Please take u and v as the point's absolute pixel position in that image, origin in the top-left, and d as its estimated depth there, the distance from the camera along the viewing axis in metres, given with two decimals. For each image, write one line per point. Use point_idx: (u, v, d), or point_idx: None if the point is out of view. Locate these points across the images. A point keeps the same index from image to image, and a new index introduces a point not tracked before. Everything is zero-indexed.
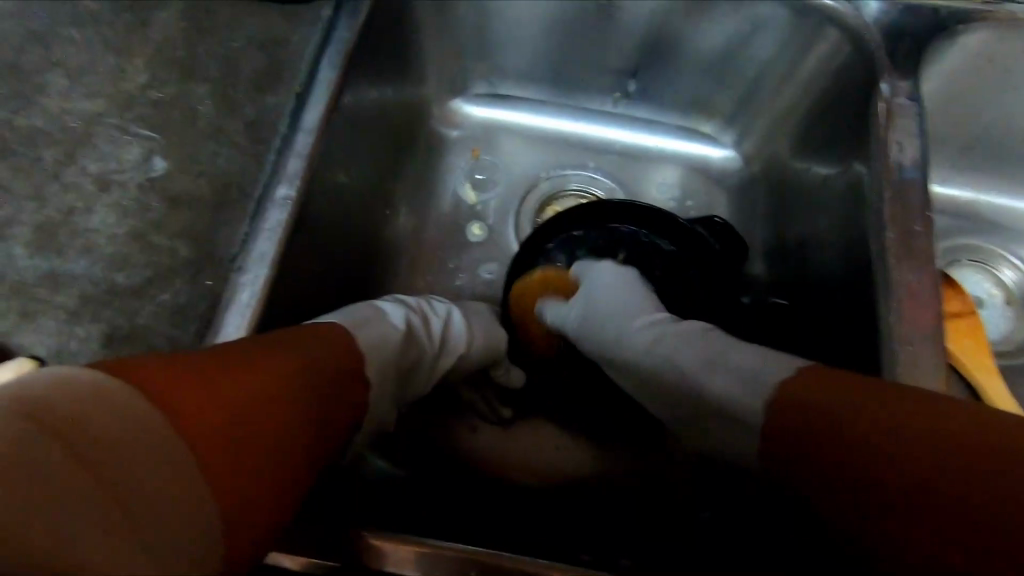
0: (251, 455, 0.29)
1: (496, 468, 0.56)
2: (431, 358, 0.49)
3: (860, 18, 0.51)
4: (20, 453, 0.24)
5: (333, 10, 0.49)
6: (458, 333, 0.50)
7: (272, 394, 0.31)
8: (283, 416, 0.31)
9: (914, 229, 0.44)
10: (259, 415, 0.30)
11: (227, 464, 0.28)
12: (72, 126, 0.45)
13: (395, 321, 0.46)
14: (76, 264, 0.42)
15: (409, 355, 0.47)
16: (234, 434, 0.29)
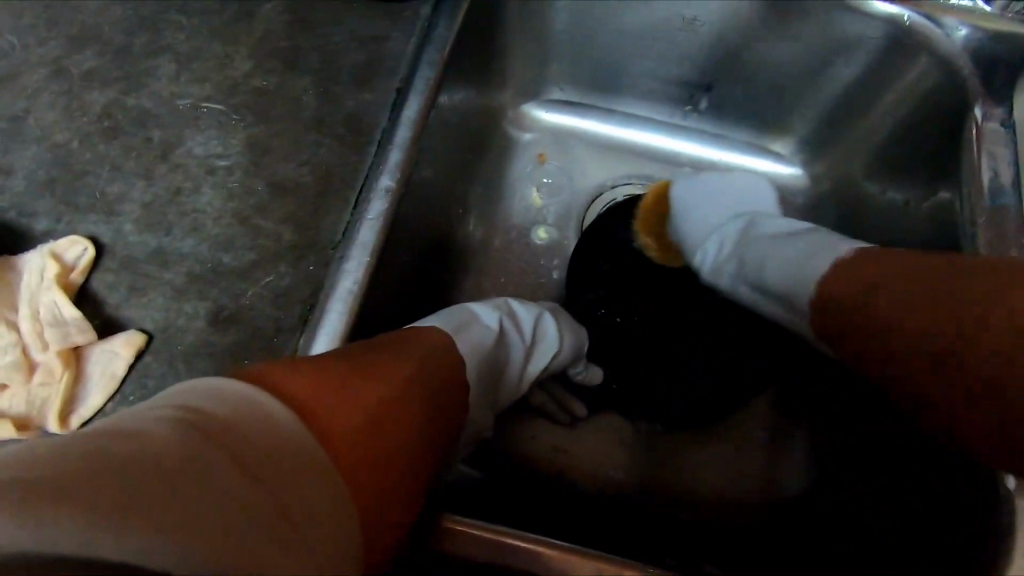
0: (378, 464, 0.30)
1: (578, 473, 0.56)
2: (523, 359, 0.50)
3: (951, 43, 0.51)
4: (177, 451, 0.22)
5: (432, 11, 0.50)
6: (548, 336, 0.50)
7: (389, 407, 0.32)
8: (396, 416, 0.32)
9: (1010, 254, 0.44)
10: (375, 415, 0.31)
11: (362, 470, 0.29)
12: (181, 109, 0.46)
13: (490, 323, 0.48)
14: (181, 241, 0.42)
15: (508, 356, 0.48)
16: (362, 444, 0.30)
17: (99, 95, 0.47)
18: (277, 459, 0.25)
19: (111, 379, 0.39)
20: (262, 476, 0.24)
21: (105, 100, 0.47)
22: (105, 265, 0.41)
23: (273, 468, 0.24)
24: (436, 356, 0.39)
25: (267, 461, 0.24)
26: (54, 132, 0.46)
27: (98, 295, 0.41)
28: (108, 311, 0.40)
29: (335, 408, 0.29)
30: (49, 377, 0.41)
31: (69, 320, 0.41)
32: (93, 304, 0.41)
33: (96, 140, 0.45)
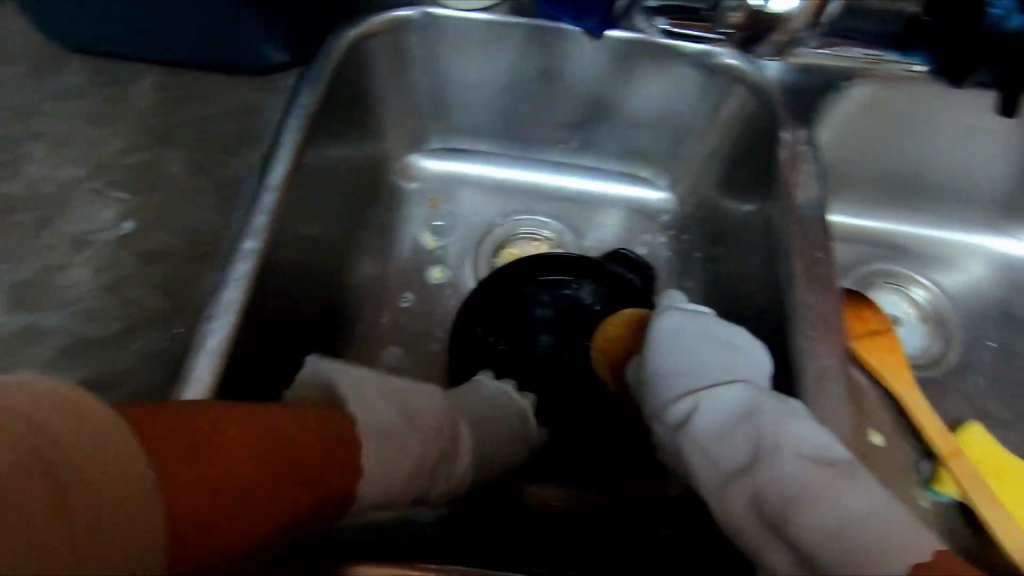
0: (227, 491, 0.32)
1: None
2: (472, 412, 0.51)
3: (762, 77, 0.59)
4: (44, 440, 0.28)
5: (297, 81, 0.55)
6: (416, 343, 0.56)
7: (283, 470, 0.34)
8: (281, 481, 0.34)
9: (817, 255, 0.50)
10: (258, 473, 0.33)
11: (204, 515, 0.31)
12: (52, 191, 0.49)
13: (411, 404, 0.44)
14: (51, 317, 0.44)
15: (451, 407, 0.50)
16: (219, 488, 0.32)
17: None
18: (116, 479, 0.29)
19: None
20: (89, 485, 0.28)
21: None
22: None
23: (107, 480, 0.28)
24: (332, 421, 0.38)
25: (107, 474, 0.28)
26: None
27: None
28: None
29: (222, 458, 0.33)
30: None
31: None
32: None
33: None
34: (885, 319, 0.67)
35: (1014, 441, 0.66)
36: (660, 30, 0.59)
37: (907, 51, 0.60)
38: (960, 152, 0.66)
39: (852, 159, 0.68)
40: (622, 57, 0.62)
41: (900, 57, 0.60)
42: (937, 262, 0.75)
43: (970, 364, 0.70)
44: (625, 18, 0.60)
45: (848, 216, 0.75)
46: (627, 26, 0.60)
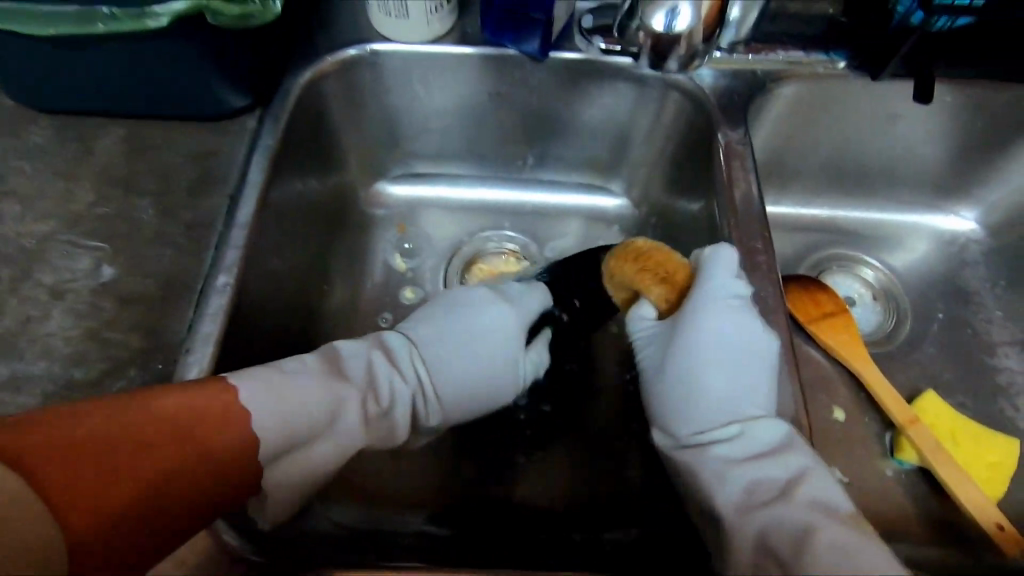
0: (103, 467, 0.36)
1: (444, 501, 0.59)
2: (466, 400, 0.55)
3: (696, 85, 0.63)
4: None
5: (258, 122, 0.58)
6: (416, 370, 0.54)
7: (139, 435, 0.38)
8: (142, 445, 0.38)
9: (756, 245, 0.54)
10: (116, 447, 0.37)
11: (84, 491, 0.35)
12: (28, 246, 0.51)
13: (331, 385, 0.48)
14: (34, 365, 0.46)
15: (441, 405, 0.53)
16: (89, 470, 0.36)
17: None
18: None
19: None
20: None
21: None
22: None
23: None
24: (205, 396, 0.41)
25: None
26: None
27: None
28: None
29: (75, 444, 0.36)
30: None
31: None
32: None
33: None
34: (838, 300, 0.71)
35: (969, 405, 0.69)
36: (598, 48, 0.64)
37: (827, 50, 0.65)
38: (889, 138, 0.71)
39: (791, 153, 0.72)
40: (567, 76, 0.66)
41: (824, 56, 0.65)
42: (884, 243, 0.79)
43: (923, 336, 0.73)
44: (565, 40, 0.64)
45: (796, 206, 0.79)
46: (567, 48, 0.64)
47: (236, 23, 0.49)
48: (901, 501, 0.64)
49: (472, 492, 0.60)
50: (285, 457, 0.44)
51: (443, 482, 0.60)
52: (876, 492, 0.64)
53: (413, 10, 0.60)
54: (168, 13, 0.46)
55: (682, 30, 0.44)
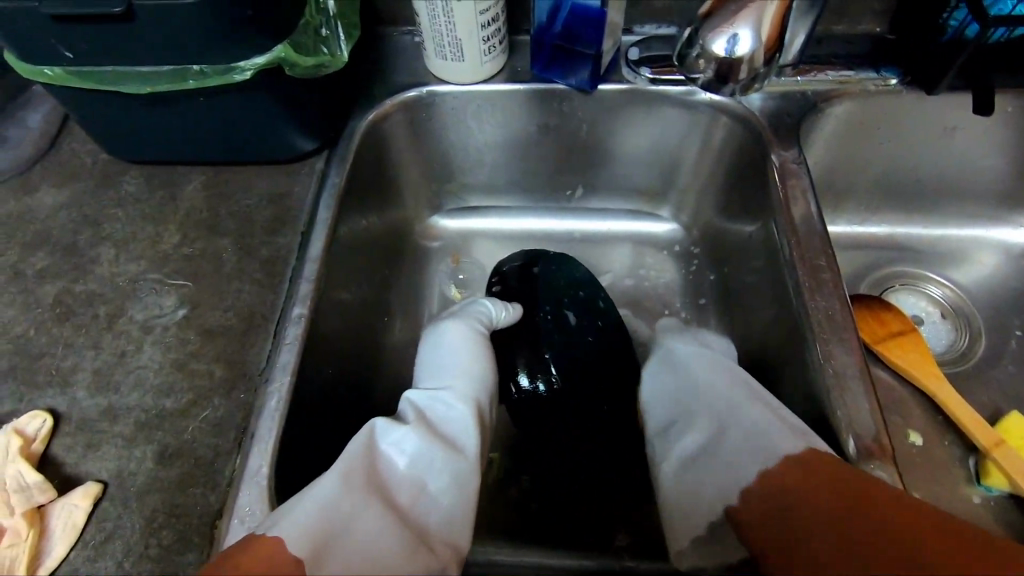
0: None
1: (510, 530, 0.59)
2: (481, 416, 0.53)
3: (746, 107, 0.64)
4: None
5: (325, 164, 0.62)
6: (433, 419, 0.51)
7: None
8: None
9: (819, 262, 0.54)
10: None
11: None
12: (121, 285, 0.55)
13: (361, 488, 0.43)
14: (128, 396, 0.49)
15: (447, 420, 0.51)
16: None
17: (51, 287, 0.55)
18: None
19: (72, 529, 0.43)
20: None
21: (56, 290, 0.55)
22: (62, 431, 0.47)
23: None
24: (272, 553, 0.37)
25: None
26: (12, 326, 0.53)
27: (56, 458, 0.46)
28: (66, 471, 0.45)
29: None
30: (16, 537, 0.42)
31: (33, 484, 0.44)
32: (51, 469, 0.46)
33: (49, 325, 0.53)
34: (905, 318, 0.69)
35: None
36: (645, 77, 0.65)
37: (877, 68, 0.65)
38: (947, 153, 0.70)
39: (844, 171, 0.72)
40: (614, 107, 0.68)
41: (875, 73, 0.65)
42: (950, 259, 0.76)
43: (1000, 354, 0.70)
44: (612, 72, 0.66)
45: (853, 225, 0.78)
46: (615, 79, 0.66)
47: (310, 73, 0.54)
48: (991, 526, 0.60)
49: (535, 514, 0.60)
50: (378, 548, 0.40)
51: (506, 502, 0.61)
52: (964, 516, 0.60)
53: (469, 52, 0.62)
54: (252, 67, 0.50)
55: (743, 54, 0.45)
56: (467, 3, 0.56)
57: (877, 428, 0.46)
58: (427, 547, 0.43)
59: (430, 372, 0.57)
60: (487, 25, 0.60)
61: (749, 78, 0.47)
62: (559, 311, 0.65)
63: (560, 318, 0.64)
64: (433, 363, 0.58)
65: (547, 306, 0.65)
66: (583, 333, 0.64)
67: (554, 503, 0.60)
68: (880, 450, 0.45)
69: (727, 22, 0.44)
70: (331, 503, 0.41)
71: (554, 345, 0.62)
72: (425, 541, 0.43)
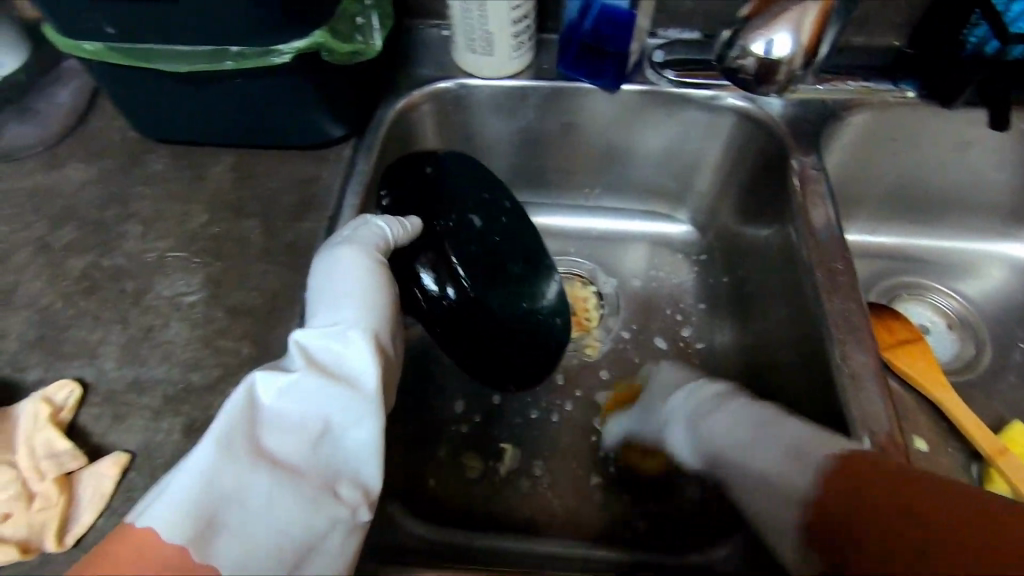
0: None
1: (520, 520, 0.60)
2: (383, 352, 0.48)
3: (767, 113, 0.65)
4: None
5: (352, 152, 0.63)
6: (325, 355, 0.46)
7: None
8: None
9: (837, 266, 0.55)
10: None
11: None
12: (148, 261, 0.56)
13: (244, 452, 0.40)
14: (156, 370, 0.49)
15: (342, 363, 0.46)
16: None
17: (78, 261, 0.56)
18: None
19: (99, 497, 0.43)
20: None
21: (83, 264, 0.56)
22: (89, 401, 0.48)
23: None
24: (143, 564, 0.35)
25: None
26: (41, 297, 0.54)
27: (84, 428, 0.47)
28: (93, 441, 0.46)
29: None
30: (45, 502, 0.42)
31: (63, 451, 0.44)
32: (78, 439, 0.46)
33: (77, 297, 0.54)
34: (912, 327, 0.70)
35: None
36: (669, 80, 0.66)
37: (895, 81, 0.67)
38: (959, 167, 0.71)
39: (859, 181, 0.73)
40: (637, 107, 0.69)
41: (893, 86, 0.66)
42: (957, 272, 0.78)
43: (1004, 366, 0.71)
44: (637, 73, 0.67)
45: (863, 234, 0.79)
46: (639, 80, 0.67)
47: (345, 60, 0.56)
48: None
49: (549, 510, 0.61)
50: (280, 511, 0.39)
51: (520, 500, 0.62)
52: None
53: (498, 47, 0.63)
54: (290, 51, 0.51)
55: (783, 56, 0.46)
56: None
57: (890, 429, 0.48)
58: (329, 492, 0.42)
59: (317, 300, 0.50)
60: (518, 21, 0.60)
61: (786, 78, 0.48)
62: (467, 211, 0.63)
63: (465, 222, 0.62)
64: (319, 289, 0.51)
65: (452, 214, 0.62)
66: (488, 234, 0.63)
67: (566, 499, 0.62)
68: (894, 450, 0.46)
69: (768, 25, 0.46)
70: (215, 477, 0.39)
71: (454, 241, 0.61)
72: (331, 487, 0.42)
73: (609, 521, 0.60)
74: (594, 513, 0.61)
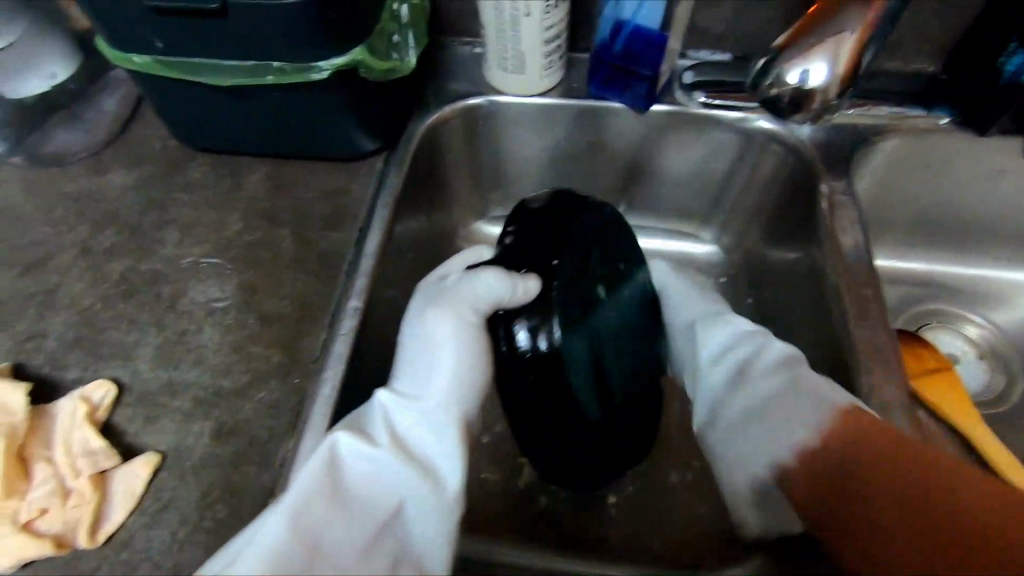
0: None
1: (537, 535, 0.60)
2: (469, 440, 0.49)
3: (797, 136, 0.65)
4: None
5: (384, 165, 0.64)
6: (404, 428, 0.48)
7: None
8: None
9: (865, 292, 0.55)
10: None
11: None
12: (185, 267, 0.57)
13: (312, 526, 0.41)
14: (188, 373, 0.51)
15: (421, 440, 0.48)
16: None
17: (118, 264, 0.58)
18: None
19: (131, 496, 0.44)
20: None
21: (122, 268, 0.58)
22: (124, 401, 0.49)
23: None
24: None
25: None
26: (82, 299, 0.56)
27: (118, 428, 0.48)
28: (127, 440, 0.47)
29: None
30: (79, 499, 0.44)
31: (99, 449, 0.45)
32: (113, 438, 0.47)
33: (115, 300, 0.55)
34: (941, 356, 0.69)
35: None
36: (698, 101, 0.67)
37: (929, 107, 0.66)
38: (992, 195, 0.70)
39: (889, 206, 0.72)
40: (665, 127, 0.69)
41: (926, 112, 0.66)
42: (988, 301, 0.76)
43: None
44: (666, 94, 0.68)
45: (892, 260, 0.78)
46: (668, 101, 0.68)
47: (381, 77, 0.57)
48: None
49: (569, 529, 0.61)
50: None
51: (541, 515, 0.62)
52: None
53: (530, 66, 0.64)
54: (329, 67, 0.53)
55: (817, 86, 0.47)
56: (535, 19, 0.58)
57: None
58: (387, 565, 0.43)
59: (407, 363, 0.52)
60: (550, 41, 0.62)
61: (821, 105, 0.48)
62: (587, 252, 0.56)
63: (581, 286, 0.54)
64: (413, 348, 0.52)
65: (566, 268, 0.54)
66: (605, 304, 0.54)
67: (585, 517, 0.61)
68: None
69: (804, 54, 0.46)
70: (287, 546, 0.39)
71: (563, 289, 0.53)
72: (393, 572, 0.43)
73: (628, 539, 0.60)
74: (611, 530, 0.61)
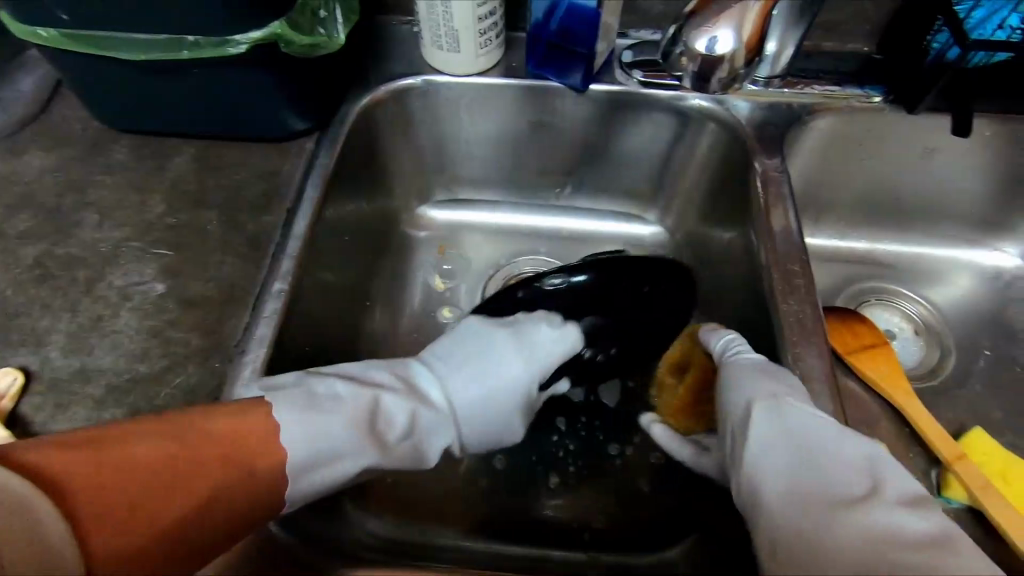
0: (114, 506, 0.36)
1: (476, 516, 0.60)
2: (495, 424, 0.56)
3: (733, 115, 0.65)
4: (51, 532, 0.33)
5: (315, 145, 0.62)
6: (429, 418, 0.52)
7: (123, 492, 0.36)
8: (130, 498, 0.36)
9: (795, 267, 0.55)
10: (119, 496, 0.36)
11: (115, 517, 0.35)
12: (103, 251, 0.55)
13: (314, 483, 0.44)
14: (103, 359, 0.49)
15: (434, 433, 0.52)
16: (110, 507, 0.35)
17: (32, 248, 0.55)
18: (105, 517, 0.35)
19: None
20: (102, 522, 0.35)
21: (37, 252, 0.55)
22: (32, 389, 0.47)
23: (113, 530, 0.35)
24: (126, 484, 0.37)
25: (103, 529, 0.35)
26: None
27: (25, 417, 0.46)
28: (34, 430, 0.45)
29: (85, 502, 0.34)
30: None
31: None
32: (19, 427, 0.46)
33: (27, 286, 0.53)
34: (877, 331, 0.70)
35: (1021, 445, 0.67)
36: (637, 81, 0.67)
37: (862, 85, 0.67)
38: (925, 173, 0.71)
39: (826, 186, 0.73)
40: (605, 107, 0.69)
41: (860, 90, 0.67)
42: (923, 278, 0.78)
43: (968, 372, 0.72)
44: (605, 73, 0.68)
45: (833, 238, 0.79)
46: (608, 80, 0.67)
47: (304, 52, 0.55)
48: None
49: (509, 510, 0.60)
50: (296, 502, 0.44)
51: (484, 498, 0.61)
52: None
53: (464, 44, 0.63)
54: (246, 41, 0.51)
55: (726, 53, 0.47)
56: None
57: None
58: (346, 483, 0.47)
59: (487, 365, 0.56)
60: (484, 18, 0.60)
61: (728, 74, 0.49)
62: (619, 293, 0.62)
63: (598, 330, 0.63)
64: (517, 359, 0.57)
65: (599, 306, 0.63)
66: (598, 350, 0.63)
67: (526, 500, 0.61)
68: None
69: (711, 22, 0.46)
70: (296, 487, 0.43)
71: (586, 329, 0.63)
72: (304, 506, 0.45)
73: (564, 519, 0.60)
74: (548, 509, 0.61)
